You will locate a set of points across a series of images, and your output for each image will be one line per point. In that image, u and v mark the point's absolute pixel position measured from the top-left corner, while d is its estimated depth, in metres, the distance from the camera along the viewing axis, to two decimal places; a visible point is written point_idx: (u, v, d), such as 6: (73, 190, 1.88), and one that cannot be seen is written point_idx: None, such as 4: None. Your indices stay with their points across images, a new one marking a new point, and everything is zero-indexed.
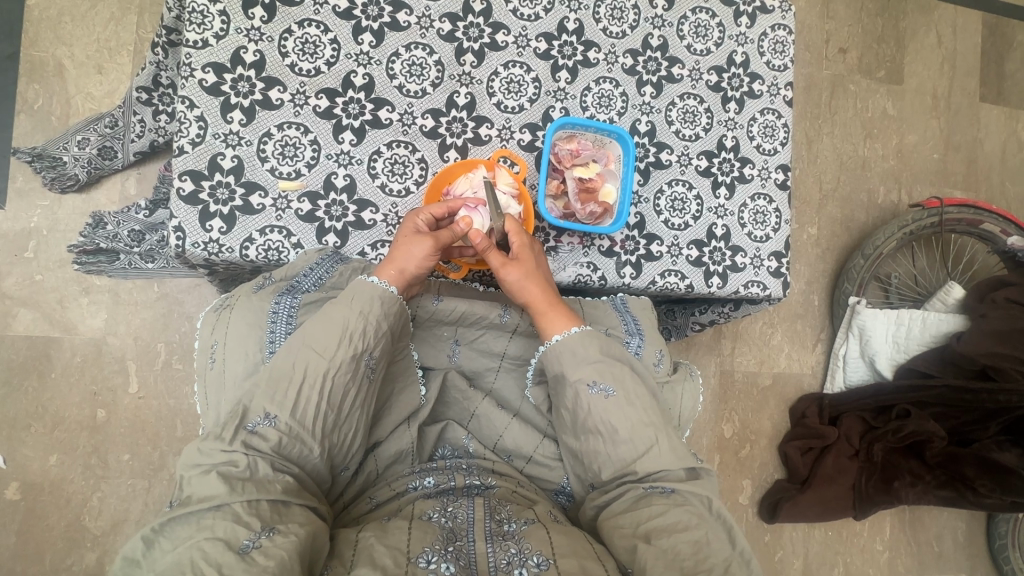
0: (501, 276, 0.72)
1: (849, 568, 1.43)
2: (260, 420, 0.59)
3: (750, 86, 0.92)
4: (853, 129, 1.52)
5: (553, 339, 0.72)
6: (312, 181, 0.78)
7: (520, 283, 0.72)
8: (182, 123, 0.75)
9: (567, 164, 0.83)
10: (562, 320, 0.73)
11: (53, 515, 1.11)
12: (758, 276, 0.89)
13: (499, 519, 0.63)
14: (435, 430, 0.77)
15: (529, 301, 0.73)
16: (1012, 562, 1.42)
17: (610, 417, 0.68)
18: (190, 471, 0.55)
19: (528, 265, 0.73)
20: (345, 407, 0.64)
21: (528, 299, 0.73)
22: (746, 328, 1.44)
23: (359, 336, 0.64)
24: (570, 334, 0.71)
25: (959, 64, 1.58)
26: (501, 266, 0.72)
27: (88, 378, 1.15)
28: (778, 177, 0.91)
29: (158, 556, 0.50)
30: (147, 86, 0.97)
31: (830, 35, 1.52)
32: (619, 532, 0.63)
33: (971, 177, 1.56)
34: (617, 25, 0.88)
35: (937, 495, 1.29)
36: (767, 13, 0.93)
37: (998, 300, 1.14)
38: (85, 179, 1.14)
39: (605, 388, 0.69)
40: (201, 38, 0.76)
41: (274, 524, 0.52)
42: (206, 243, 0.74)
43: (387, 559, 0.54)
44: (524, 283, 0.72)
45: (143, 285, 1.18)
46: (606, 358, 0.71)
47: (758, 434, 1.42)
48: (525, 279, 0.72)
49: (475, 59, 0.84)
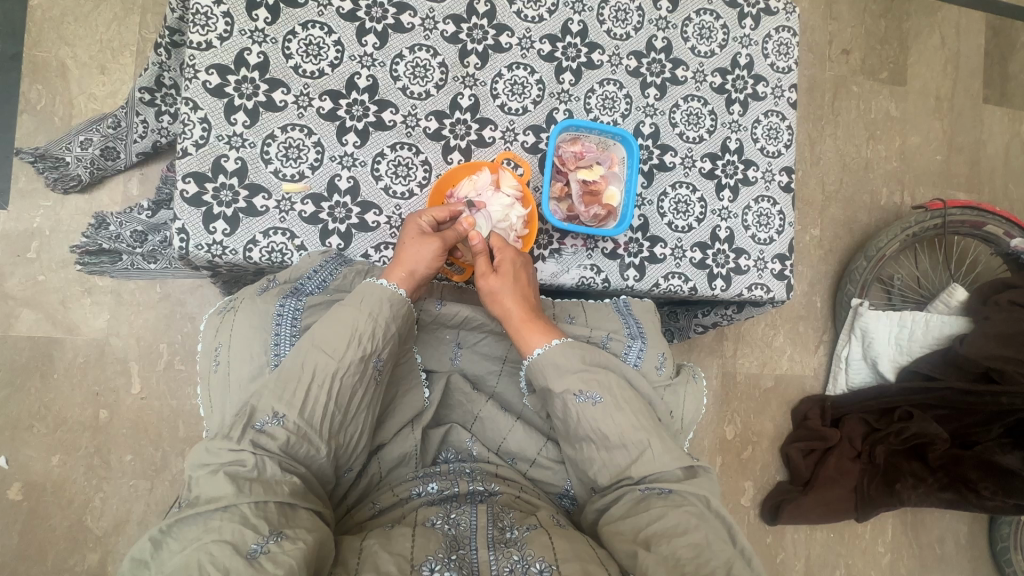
0: (480, 284, 0.73)
1: (851, 570, 1.42)
2: (267, 420, 0.59)
3: (755, 88, 0.91)
4: (856, 131, 1.52)
5: (534, 353, 0.71)
6: (316, 183, 0.78)
7: (503, 294, 0.72)
8: (186, 125, 0.75)
9: (572, 166, 0.82)
10: (542, 334, 0.72)
11: (56, 515, 1.11)
12: (761, 278, 0.89)
13: (501, 526, 0.63)
14: (439, 433, 0.77)
15: (505, 316, 0.73)
16: (1013, 564, 1.42)
17: (598, 425, 0.68)
18: (198, 471, 0.55)
19: (511, 277, 0.73)
20: (352, 408, 0.64)
21: (507, 312, 0.72)
22: (748, 330, 1.44)
23: (367, 337, 0.64)
24: (552, 347, 0.71)
25: (963, 66, 1.58)
26: (483, 274, 0.73)
27: (90, 378, 1.15)
28: (781, 179, 0.91)
29: (166, 557, 0.50)
30: (150, 86, 0.97)
31: (834, 37, 1.52)
32: (619, 538, 0.63)
33: (974, 178, 1.55)
34: (621, 27, 0.88)
35: (940, 497, 1.29)
36: (772, 15, 0.93)
37: (1002, 302, 1.14)
38: (88, 179, 1.14)
39: (592, 395, 0.69)
40: (205, 40, 0.76)
41: (282, 528, 0.52)
42: (210, 245, 0.74)
43: (390, 567, 0.55)
44: (503, 295, 0.72)
45: (146, 286, 1.18)
46: (590, 366, 0.71)
47: (761, 435, 1.41)
48: (504, 291, 0.72)
49: (479, 61, 0.83)
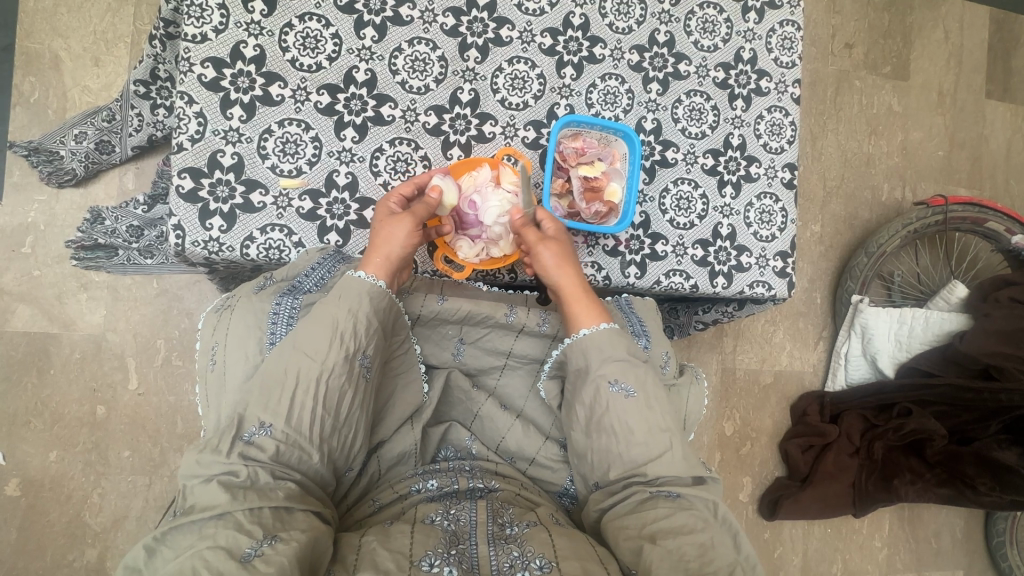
0: (538, 251, 0.73)
1: (848, 565, 1.43)
2: (255, 430, 0.58)
3: (758, 84, 0.90)
4: (858, 126, 1.51)
5: (579, 332, 0.72)
6: (313, 179, 0.77)
7: (554, 264, 0.73)
8: (181, 119, 0.74)
9: (573, 162, 0.81)
10: (589, 313, 0.73)
11: (53, 511, 1.10)
12: (763, 276, 0.88)
13: (501, 522, 0.62)
14: (438, 433, 0.76)
15: (561, 286, 0.74)
16: (1008, 559, 1.43)
17: (627, 417, 0.67)
18: (191, 481, 0.55)
19: (563, 244, 0.75)
20: (343, 410, 0.63)
21: (561, 282, 0.73)
22: (748, 326, 1.43)
23: (350, 335, 0.64)
24: (598, 329, 0.72)
25: (966, 60, 1.56)
26: (537, 244, 0.73)
27: (87, 374, 1.14)
28: (784, 176, 0.90)
29: (160, 564, 0.49)
30: (145, 79, 0.95)
31: (836, 31, 1.51)
32: (623, 534, 0.62)
33: (975, 174, 1.55)
34: (623, 20, 0.86)
35: (937, 493, 1.30)
36: (776, 9, 0.91)
37: (1002, 299, 1.13)
38: (83, 174, 1.12)
39: (626, 387, 0.68)
40: (199, 32, 0.74)
41: (276, 532, 0.51)
42: (206, 242, 0.73)
43: (389, 564, 0.54)
44: (561, 260, 0.73)
45: (143, 281, 1.17)
46: (632, 358, 0.71)
47: (760, 431, 1.41)
48: (561, 257, 0.74)
49: (479, 54, 0.82)
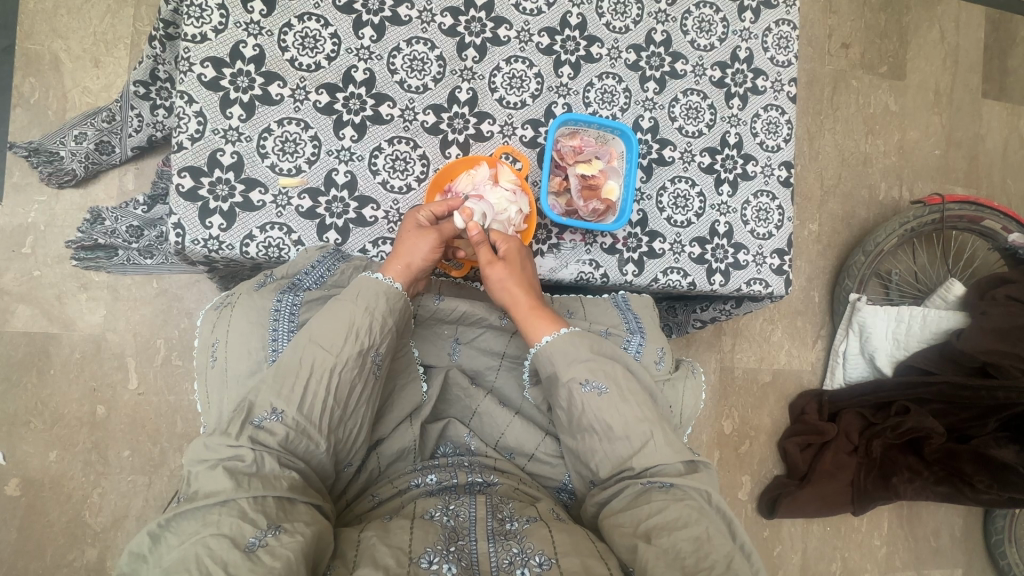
0: (487, 272, 0.73)
1: (847, 564, 1.43)
2: (266, 415, 0.58)
3: (754, 83, 0.91)
4: (854, 126, 1.52)
5: (540, 341, 0.72)
6: (313, 177, 0.78)
7: (508, 283, 0.73)
8: (181, 119, 0.74)
9: (570, 160, 0.82)
10: (548, 322, 0.73)
11: (53, 511, 1.11)
12: (760, 273, 0.89)
13: (501, 518, 0.63)
14: (437, 428, 0.77)
15: (512, 303, 0.73)
16: (1007, 557, 1.43)
17: (603, 415, 0.68)
18: (197, 466, 0.55)
19: (518, 268, 0.74)
20: (351, 402, 0.63)
21: (515, 299, 0.73)
22: (747, 324, 1.44)
23: (364, 332, 0.64)
24: (558, 335, 0.71)
25: (962, 59, 1.57)
26: (488, 263, 0.73)
27: (87, 374, 1.15)
28: (780, 174, 0.91)
29: (165, 551, 0.49)
30: (145, 80, 0.95)
31: (833, 30, 1.51)
32: (619, 531, 0.62)
33: (972, 173, 1.55)
34: (620, 19, 0.87)
35: (935, 490, 1.30)
36: (771, 8, 0.92)
37: (999, 297, 1.12)
38: (83, 174, 1.13)
39: (598, 385, 0.69)
40: (199, 32, 0.75)
41: (280, 522, 0.52)
42: (206, 240, 0.73)
43: (389, 559, 0.54)
44: (509, 283, 0.73)
45: (142, 281, 1.17)
46: (598, 356, 0.71)
47: (758, 430, 1.42)
48: (512, 281, 0.73)
49: (477, 54, 0.83)
